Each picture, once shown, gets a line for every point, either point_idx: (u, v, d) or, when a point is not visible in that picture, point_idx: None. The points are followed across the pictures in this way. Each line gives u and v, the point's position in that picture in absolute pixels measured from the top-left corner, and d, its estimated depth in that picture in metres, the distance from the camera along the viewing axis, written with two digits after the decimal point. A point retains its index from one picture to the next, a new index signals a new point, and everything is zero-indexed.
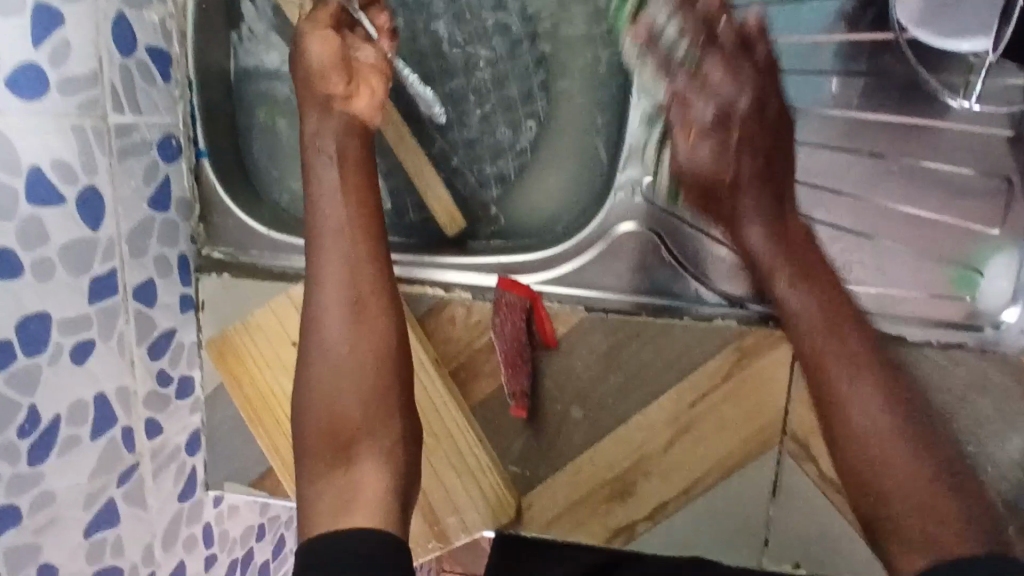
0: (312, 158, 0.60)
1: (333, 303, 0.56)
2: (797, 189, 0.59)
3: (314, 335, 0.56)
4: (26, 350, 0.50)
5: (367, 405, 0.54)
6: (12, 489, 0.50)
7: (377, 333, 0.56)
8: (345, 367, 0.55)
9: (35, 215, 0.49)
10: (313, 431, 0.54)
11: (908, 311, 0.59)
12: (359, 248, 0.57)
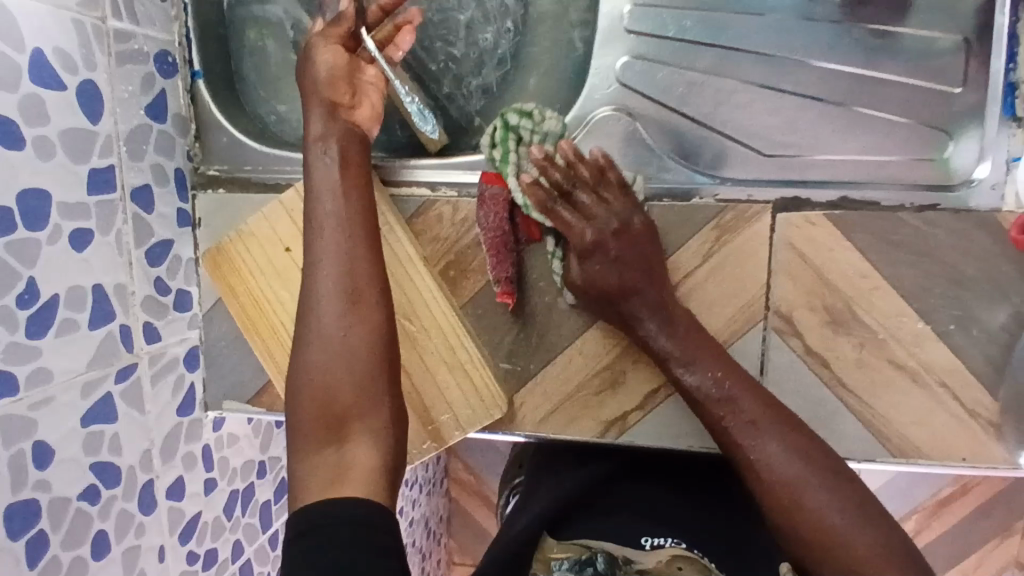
0: (311, 153, 0.59)
1: (330, 289, 0.54)
2: (765, 63, 0.62)
3: (309, 319, 0.53)
4: (26, 222, 0.52)
5: (361, 388, 0.52)
6: (12, 357, 0.51)
7: (375, 318, 0.54)
8: (339, 351, 0.52)
9: (35, 92, 0.52)
10: (305, 412, 0.51)
11: (881, 176, 0.61)
12: (357, 232, 0.56)
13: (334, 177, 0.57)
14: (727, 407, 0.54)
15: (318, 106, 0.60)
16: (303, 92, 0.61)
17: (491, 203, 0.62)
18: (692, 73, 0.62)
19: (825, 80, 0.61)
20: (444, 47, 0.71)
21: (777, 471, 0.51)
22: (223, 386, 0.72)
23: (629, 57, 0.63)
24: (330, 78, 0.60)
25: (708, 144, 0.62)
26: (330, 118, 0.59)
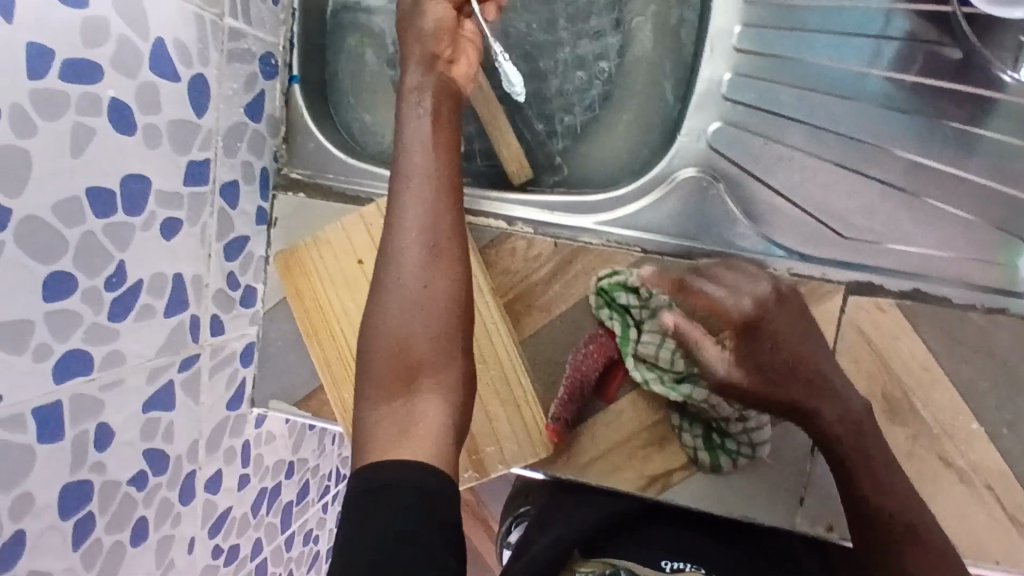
0: (405, 109, 0.63)
1: (413, 245, 0.58)
2: (856, 146, 0.62)
3: (391, 269, 0.57)
4: (126, 207, 0.53)
5: (436, 340, 0.55)
6: (92, 339, 0.52)
7: (453, 273, 0.57)
8: (417, 302, 0.56)
9: (152, 81, 0.53)
10: (380, 360, 0.55)
11: (948, 274, 0.61)
12: (440, 193, 0.59)
13: (424, 134, 0.61)
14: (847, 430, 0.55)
15: (418, 59, 0.64)
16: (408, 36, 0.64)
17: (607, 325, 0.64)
18: (783, 147, 0.62)
19: (912, 170, 0.61)
20: (534, 84, 0.72)
21: (896, 514, 0.52)
22: (272, 385, 0.73)
23: (722, 123, 0.63)
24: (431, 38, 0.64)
25: (792, 217, 0.62)
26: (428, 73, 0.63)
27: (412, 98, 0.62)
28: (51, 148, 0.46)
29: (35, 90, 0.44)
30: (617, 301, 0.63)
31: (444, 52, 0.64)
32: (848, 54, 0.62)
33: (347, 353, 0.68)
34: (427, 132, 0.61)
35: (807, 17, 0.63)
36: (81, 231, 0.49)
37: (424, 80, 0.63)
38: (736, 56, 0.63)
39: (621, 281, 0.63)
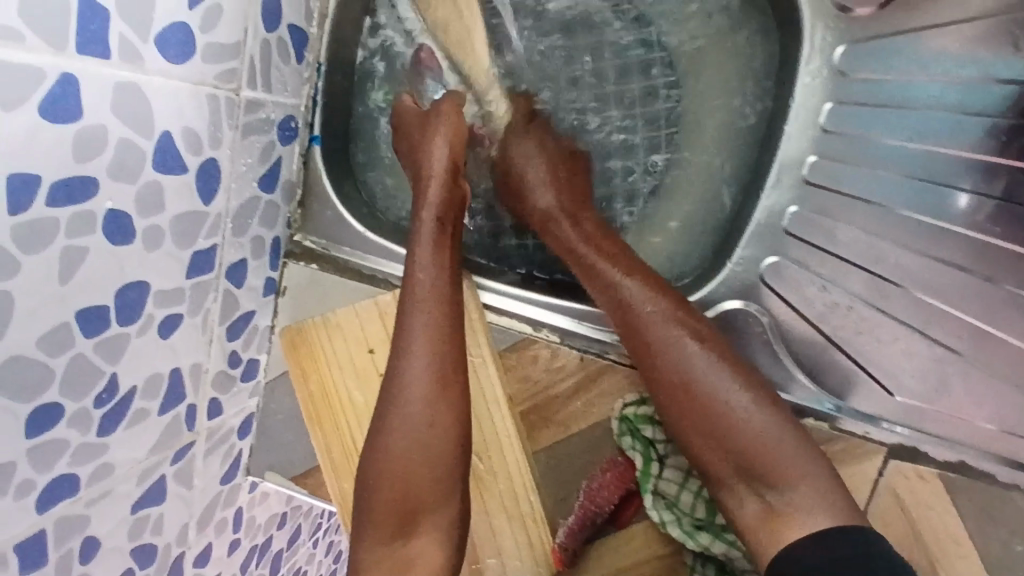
0: (420, 223, 0.59)
1: (418, 379, 0.55)
2: (898, 297, 0.58)
3: (395, 403, 0.55)
4: (120, 318, 0.48)
5: (436, 484, 0.54)
6: (76, 459, 0.48)
7: (459, 411, 0.55)
8: (421, 443, 0.54)
9: (155, 180, 0.47)
10: (379, 499, 0.55)
11: (982, 445, 0.57)
12: (447, 320, 0.56)
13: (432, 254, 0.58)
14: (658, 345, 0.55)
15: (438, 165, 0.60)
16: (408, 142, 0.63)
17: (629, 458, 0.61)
18: (841, 292, 0.58)
19: (973, 335, 0.57)
20: None
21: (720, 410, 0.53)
22: (270, 455, 0.70)
23: (778, 258, 0.59)
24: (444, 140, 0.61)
25: (838, 367, 0.58)
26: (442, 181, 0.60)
27: (427, 214, 0.59)
28: (37, 279, 0.41)
29: (17, 226, 0.39)
30: (641, 433, 0.60)
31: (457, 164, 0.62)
32: (914, 201, 0.57)
33: (350, 446, 0.63)
34: (442, 254, 0.58)
35: (881, 152, 0.58)
36: (69, 357, 0.45)
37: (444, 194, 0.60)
38: (805, 188, 0.59)
39: (648, 414, 0.60)
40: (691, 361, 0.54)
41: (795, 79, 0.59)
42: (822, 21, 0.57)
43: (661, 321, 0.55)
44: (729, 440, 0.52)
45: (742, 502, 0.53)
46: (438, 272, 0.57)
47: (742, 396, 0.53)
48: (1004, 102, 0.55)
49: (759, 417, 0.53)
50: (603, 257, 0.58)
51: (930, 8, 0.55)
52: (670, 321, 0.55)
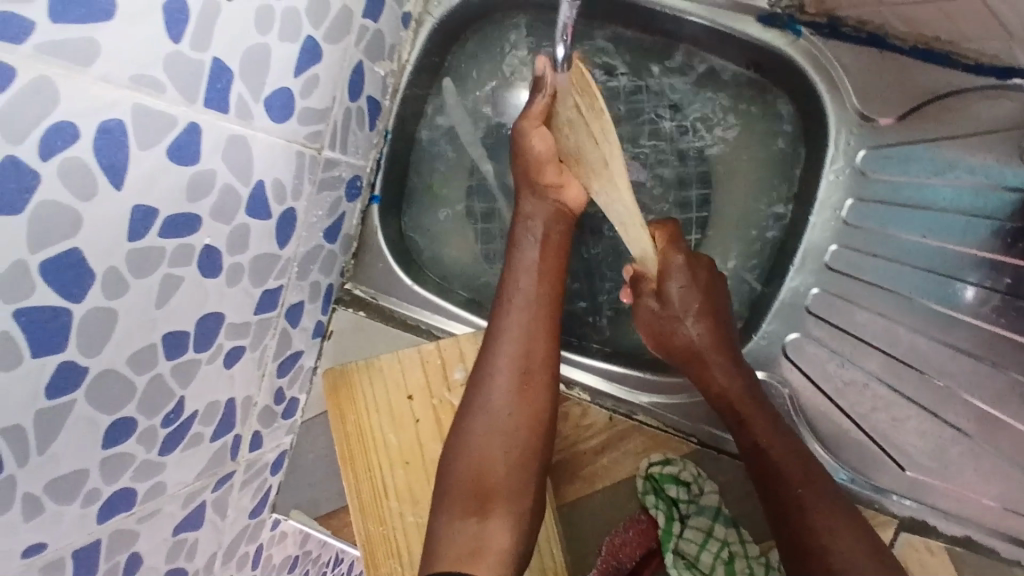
0: (518, 233, 0.65)
1: (506, 367, 0.60)
2: (906, 376, 0.63)
3: (480, 391, 0.60)
4: (196, 345, 0.52)
5: (511, 468, 0.58)
6: (138, 474, 0.51)
7: (538, 402, 0.60)
8: (501, 427, 0.59)
9: (245, 223, 0.52)
10: (458, 478, 0.57)
11: (988, 523, 0.60)
12: (540, 317, 0.62)
13: (534, 260, 0.63)
14: (794, 499, 0.55)
15: (529, 192, 0.65)
16: (517, 169, 0.64)
17: (650, 516, 0.64)
18: (857, 370, 0.63)
19: (982, 419, 0.61)
20: (609, 241, 0.72)
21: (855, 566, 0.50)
22: (298, 493, 0.71)
23: (799, 335, 0.65)
24: (536, 161, 0.62)
25: (850, 440, 0.62)
26: (540, 200, 0.64)
27: (522, 225, 0.64)
28: (137, 302, 0.45)
29: (132, 251, 0.43)
30: (664, 492, 0.63)
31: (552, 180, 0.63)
32: (924, 289, 0.63)
33: (379, 487, 0.65)
34: (535, 260, 0.63)
35: (898, 245, 0.64)
36: (150, 375, 0.48)
37: (537, 207, 0.64)
38: (826, 273, 0.65)
39: (672, 473, 0.63)
40: (856, 551, 0.51)
41: (821, 176, 0.65)
42: (845, 128, 0.63)
43: (831, 519, 0.53)
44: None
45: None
46: (527, 275, 0.63)
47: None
48: (1011, 208, 0.60)
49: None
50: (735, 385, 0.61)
51: (948, 122, 0.61)
52: (839, 517, 0.53)
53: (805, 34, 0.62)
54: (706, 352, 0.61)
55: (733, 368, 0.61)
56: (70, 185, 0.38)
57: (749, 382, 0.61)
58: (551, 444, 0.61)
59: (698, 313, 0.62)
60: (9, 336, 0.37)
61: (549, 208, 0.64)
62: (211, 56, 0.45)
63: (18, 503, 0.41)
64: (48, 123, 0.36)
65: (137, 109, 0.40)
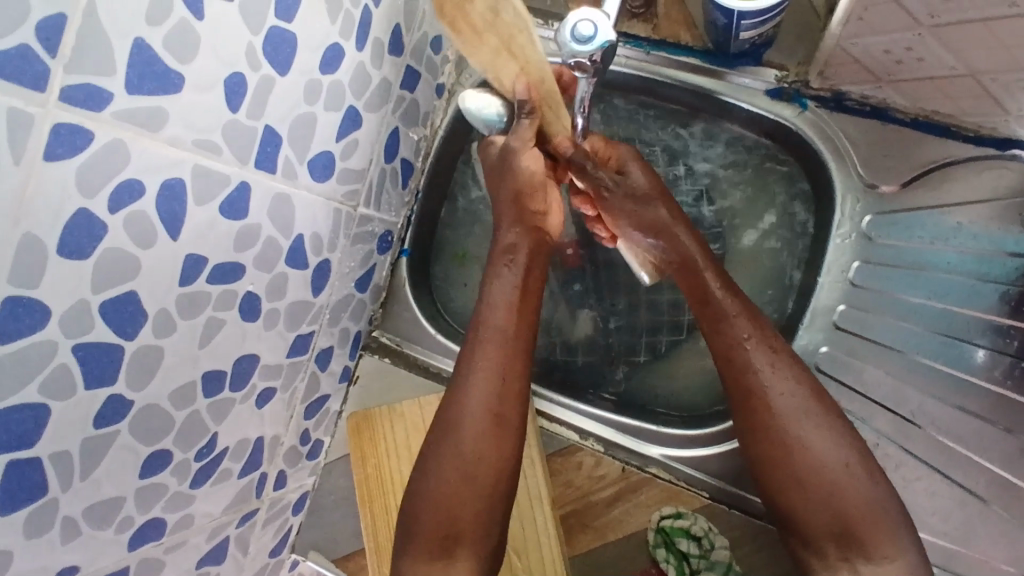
0: (495, 264, 0.64)
1: (478, 412, 0.60)
2: (917, 437, 0.64)
3: (451, 434, 0.60)
4: (232, 384, 0.56)
5: (479, 515, 0.59)
6: (170, 504, 0.54)
7: (509, 448, 0.60)
8: (470, 473, 0.59)
9: (283, 272, 0.57)
10: (426, 519, 0.59)
11: None
12: (513, 358, 0.61)
13: (510, 296, 0.62)
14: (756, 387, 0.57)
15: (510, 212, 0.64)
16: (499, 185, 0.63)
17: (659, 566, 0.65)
18: (868, 430, 0.65)
19: (997, 483, 0.61)
20: (625, 295, 0.75)
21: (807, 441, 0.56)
22: (317, 534, 0.73)
23: None
24: (528, 184, 0.62)
25: None
26: (523, 230, 0.64)
27: (503, 255, 0.63)
28: (182, 342, 0.49)
29: (181, 295, 0.48)
30: (676, 546, 0.64)
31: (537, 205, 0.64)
32: (934, 350, 0.64)
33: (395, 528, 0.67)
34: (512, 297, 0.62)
35: (905, 306, 0.65)
36: (188, 412, 0.52)
37: (521, 236, 0.64)
38: (835, 332, 0.67)
39: (684, 527, 0.64)
40: (797, 404, 0.56)
41: (828, 240, 0.68)
42: (852, 195, 0.66)
43: (772, 375, 0.57)
44: (805, 474, 0.55)
45: (824, 558, 0.56)
46: (504, 313, 0.62)
47: (838, 449, 0.55)
48: (1018, 272, 0.62)
49: (851, 473, 0.55)
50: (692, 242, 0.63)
51: (951, 190, 0.64)
52: (780, 370, 0.57)
53: (811, 107, 0.66)
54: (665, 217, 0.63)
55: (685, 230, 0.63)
56: (132, 234, 0.42)
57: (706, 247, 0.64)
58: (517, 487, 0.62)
59: (651, 181, 0.64)
60: (65, 367, 0.41)
61: (527, 237, 0.64)
62: (264, 123, 0.50)
63: (58, 524, 0.44)
64: (117, 180, 0.40)
65: (197, 169, 0.45)
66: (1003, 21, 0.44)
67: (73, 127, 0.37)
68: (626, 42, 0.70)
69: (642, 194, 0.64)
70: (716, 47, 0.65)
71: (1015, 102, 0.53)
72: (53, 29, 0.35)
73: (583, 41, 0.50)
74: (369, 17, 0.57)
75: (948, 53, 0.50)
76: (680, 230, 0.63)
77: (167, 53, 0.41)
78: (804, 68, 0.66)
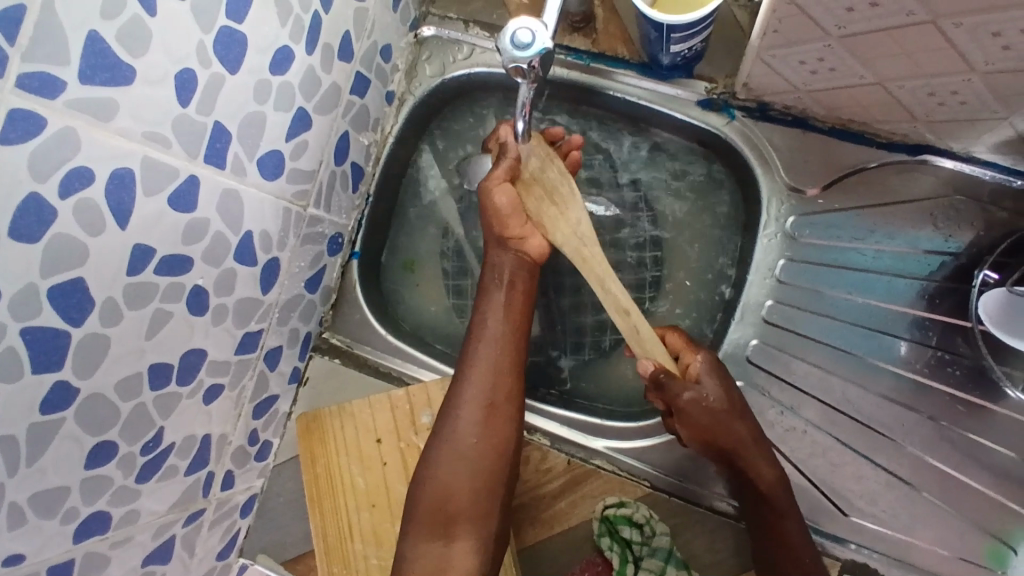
0: (485, 280, 0.69)
1: (474, 397, 0.64)
2: (845, 425, 0.68)
3: (448, 422, 0.64)
4: (178, 378, 0.56)
5: (476, 497, 0.62)
6: (114, 499, 0.54)
7: (503, 435, 0.64)
8: (468, 458, 0.63)
9: (232, 269, 0.58)
10: (424, 501, 0.62)
11: (924, 563, 0.65)
12: (506, 353, 0.66)
13: (502, 299, 0.67)
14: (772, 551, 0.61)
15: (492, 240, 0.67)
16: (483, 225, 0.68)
17: (606, 557, 0.67)
18: (797, 418, 0.69)
19: (920, 466, 0.67)
20: (571, 297, 0.78)
21: None
22: (265, 537, 0.72)
23: (743, 383, 0.71)
24: (501, 216, 0.65)
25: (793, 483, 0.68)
26: (504, 251, 0.67)
27: (490, 271, 0.68)
28: (129, 332, 0.50)
29: (129, 285, 0.48)
30: (619, 534, 0.66)
31: (513, 230, 0.66)
32: (860, 342, 0.69)
33: (345, 528, 0.68)
34: (503, 298, 0.67)
35: (830, 302, 0.70)
36: (133, 404, 0.53)
37: (503, 257, 0.67)
38: (766, 327, 0.71)
39: (627, 514, 0.66)
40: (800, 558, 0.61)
41: (756, 239, 0.72)
42: (777, 197, 0.71)
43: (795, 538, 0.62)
44: None
45: None
46: (499, 312, 0.67)
47: None
48: (931, 269, 0.68)
49: None
50: (764, 464, 0.64)
51: (867, 193, 0.69)
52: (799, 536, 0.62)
53: (738, 116, 0.71)
54: (746, 442, 0.64)
55: (760, 455, 0.64)
56: (82, 221, 0.44)
57: (769, 458, 0.64)
58: (513, 476, 0.65)
59: (723, 397, 0.64)
60: (13, 350, 0.42)
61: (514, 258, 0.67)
62: (213, 119, 0.51)
63: (3, 511, 0.46)
64: (67, 167, 0.42)
65: (146, 161, 0.47)
66: (900, 31, 0.49)
67: (26, 113, 0.39)
68: (565, 55, 0.73)
69: (716, 410, 0.63)
70: (652, 59, 0.70)
71: (920, 109, 0.59)
72: (11, 20, 0.36)
73: (522, 48, 0.53)
74: (319, 22, 0.59)
75: (855, 63, 0.55)
76: (756, 457, 0.64)
77: (120, 46, 0.42)
78: (730, 80, 0.70)
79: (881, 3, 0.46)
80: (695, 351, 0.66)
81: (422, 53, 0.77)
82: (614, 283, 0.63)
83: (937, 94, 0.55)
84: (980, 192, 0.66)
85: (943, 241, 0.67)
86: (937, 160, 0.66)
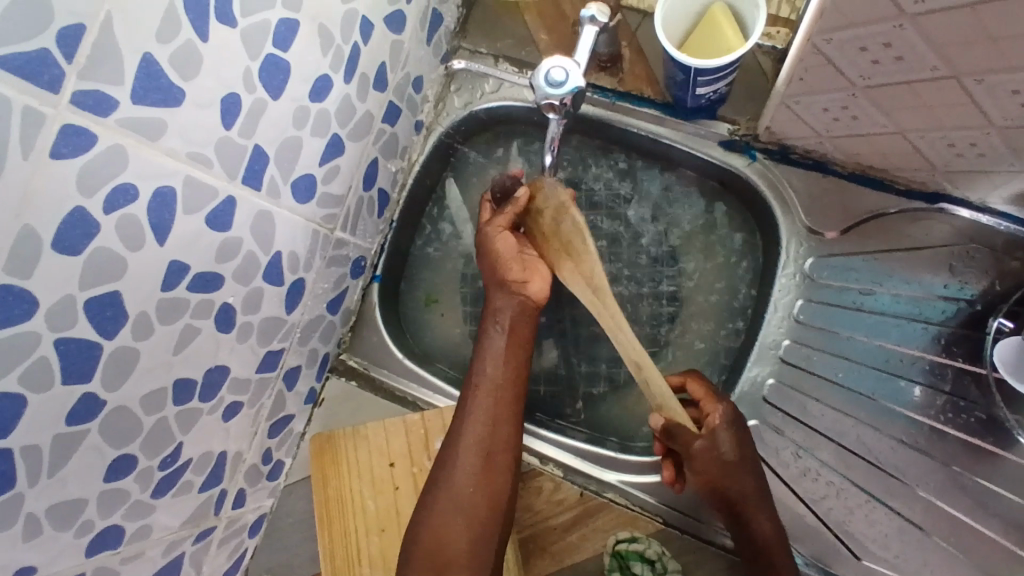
0: (485, 324, 0.69)
1: (472, 446, 0.64)
2: (856, 467, 0.69)
3: (445, 470, 0.63)
4: (201, 394, 0.57)
5: (469, 546, 0.61)
6: (130, 513, 0.55)
7: (499, 484, 0.64)
8: (463, 506, 0.62)
9: (260, 288, 0.59)
10: (418, 546, 0.61)
11: None
12: (504, 404, 0.66)
13: (500, 348, 0.67)
14: None
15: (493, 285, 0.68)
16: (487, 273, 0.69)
17: None
18: (811, 459, 0.70)
19: (930, 511, 0.67)
20: (588, 328, 0.78)
21: None
22: (273, 558, 0.72)
23: (758, 422, 0.71)
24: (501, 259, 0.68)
25: (806, 524, 0.68)
26: (506, 296, 0.68)
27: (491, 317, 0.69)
28: (159, 346, 0.51)
29: (162, 301, 0.49)
30: (630, 569, 0.67)
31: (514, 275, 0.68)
32: (876, 386, 0.70)
33: (353, 551, 0.67)
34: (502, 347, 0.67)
35: (846, 345, 0.71)
36: (156, 418, 0.53)
37: (504, 303, 0.68)
38: (782, 366, 0.72)
39: (639, 551, 0.67)
40: None
41: (774, 279, 0.73)
42: (796, 238, 0.72)
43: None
44: None
45: None
46: (499, 363, 0.67)
47: None
48: (946, 315, 0.69)
49: None
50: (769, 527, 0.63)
51: (885, 238, 0.70)
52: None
53: (759, 158, 0.72)
54: (755, 503, 0.64)
55: (764, 516, 0.64)
56: (122, 236, 0.45)
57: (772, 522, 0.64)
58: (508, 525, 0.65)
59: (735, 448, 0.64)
60: (45, 360, 0.43)
61: (512, 302, 0.68)
62: (253, 142, 0.53)
63: (20, 521, 0.46)
64: (113, 183, 0.43)
65: (188, 180, 0.48)
66: (923, 84, 0.50)
67: (80, 129, 0.40)
68: (593, 92, 0.75)
69: (727, 457, 0.64)
70: (677, 101, 0.71)
71: (940, 160, 0.60)
72: (72, 37, 0.38)
73: (556, 86, 0.54)
74: (358, 53, 0.61)
75: (878, 113, 0.57)
76: (761, 517, 0.63)
77: (172, 69, 0.44)
78: (753, 123, 0.72)
79: (906, 57, 0.48)
80: (716, 402, 0.65)
81: (452, 86, 0.79)
82: (627, 337, 0.63)
83: (956, 146, 0.57)
84: (995, 242, 0.67)
85: (958, 287, 0.68)
86: (952, 209, 0.67)
